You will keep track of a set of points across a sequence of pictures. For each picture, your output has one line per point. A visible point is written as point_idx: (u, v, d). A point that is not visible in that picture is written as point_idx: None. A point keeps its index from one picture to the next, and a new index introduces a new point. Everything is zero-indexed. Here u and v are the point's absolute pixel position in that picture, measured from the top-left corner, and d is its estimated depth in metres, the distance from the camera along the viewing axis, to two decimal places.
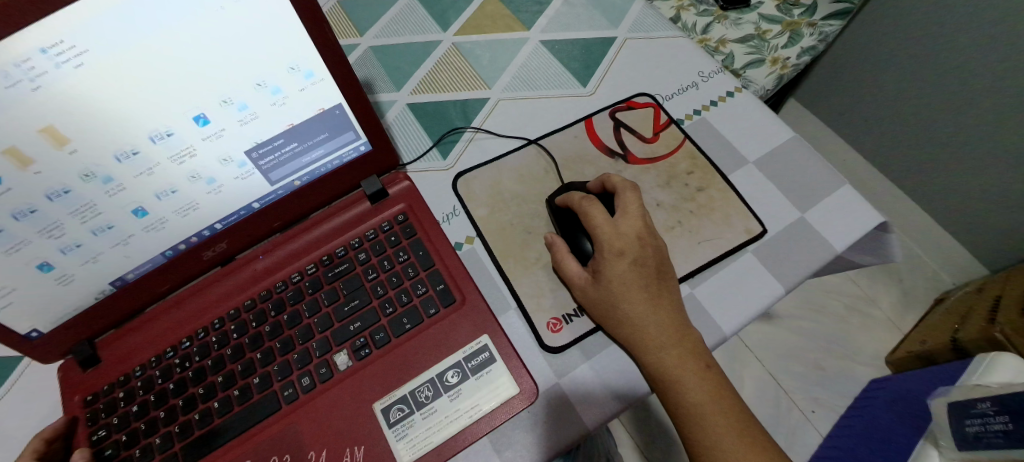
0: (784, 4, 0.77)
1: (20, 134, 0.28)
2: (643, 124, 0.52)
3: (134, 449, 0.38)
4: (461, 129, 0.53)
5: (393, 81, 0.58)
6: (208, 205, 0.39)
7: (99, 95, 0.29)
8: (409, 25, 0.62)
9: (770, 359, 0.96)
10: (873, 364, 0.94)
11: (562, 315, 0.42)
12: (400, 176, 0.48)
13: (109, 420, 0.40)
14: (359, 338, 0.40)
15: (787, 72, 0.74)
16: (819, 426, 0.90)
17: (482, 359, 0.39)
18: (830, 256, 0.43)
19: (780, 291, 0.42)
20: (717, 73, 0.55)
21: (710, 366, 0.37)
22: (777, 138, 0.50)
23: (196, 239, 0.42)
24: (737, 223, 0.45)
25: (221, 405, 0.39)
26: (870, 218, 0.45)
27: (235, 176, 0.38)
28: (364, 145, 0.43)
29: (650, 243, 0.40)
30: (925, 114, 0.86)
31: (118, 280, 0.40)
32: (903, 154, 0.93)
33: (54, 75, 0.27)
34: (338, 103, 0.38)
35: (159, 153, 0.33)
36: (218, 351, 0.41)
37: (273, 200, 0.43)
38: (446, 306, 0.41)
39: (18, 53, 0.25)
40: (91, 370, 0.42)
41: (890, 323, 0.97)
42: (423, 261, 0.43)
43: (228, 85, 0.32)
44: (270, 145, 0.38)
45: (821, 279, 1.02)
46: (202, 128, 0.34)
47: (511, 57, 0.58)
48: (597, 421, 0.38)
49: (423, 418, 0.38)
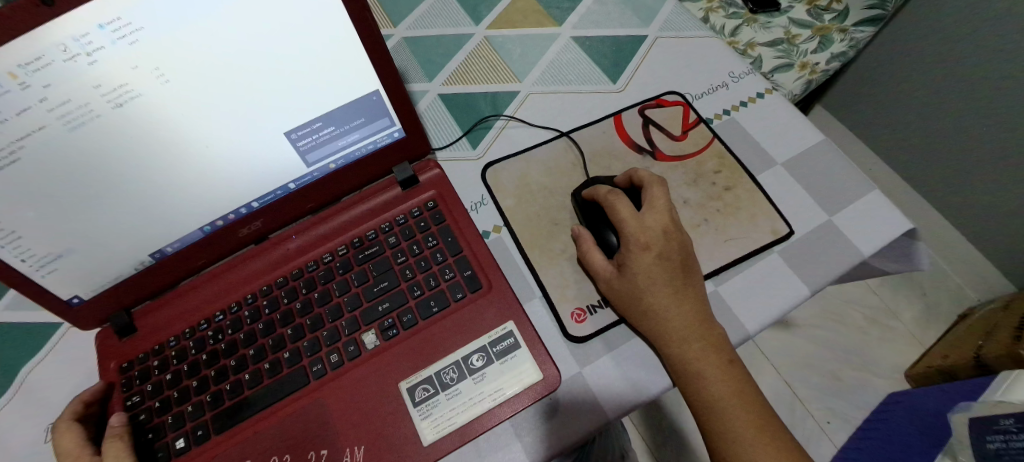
0: (816, 9, 0.77)
1: (77, 107, 0.30)
2: (672, 122, 0.52)
3: (166, 416, 0.40)
4: (493, 118, 0.54)
5: (424, 72, 0.59)
6: (247, 183, 0.41)
7: (153, 74, 0.30)
8: (443, 17, 0.63)
9: (785, 367, 0.95)
10: (892, 377, 0.92)
11: (586, 306, 0.43)
12: (431, 163, 0.49)
13: (143, 387, 0.41)
14: (388, 319, 0.41)
15: (816, 77, 0.73)
16: (835, 437, 0.89)
17: (507, 345, 0.40)
18: (857, 261, 0.43)
19: (805, 292, 0.42)
20: (747, 74, 0.55)
21: (733, 361, 0.37)
22: (806, 140, 0.50)
23: (234, 217, 0.43)
24: (764, 224, 0.45)
25: (251, 377, 0.41)
26: (900, 224, 0.45)
27: (274, 156, 0.40)
28: (398, 132, 0.44)
29: (676, 237, 0.40)
30: (958, 125, 0.84)
31: (158, 252, 0.42)
32: (930, 165, 0.92)
33: (110, 50, 0.28)
34: (376, 89, 0.39)
35: (207, 133, 0.35)
36: (250, 325, 0.43)
37: (308, 181, 0.44)
38: (473, 292, 0.42)
39: (77, 28, 0.27)
40: (127, 339, 0.44)
41: (911, 336, 0.96)
42: (451, 247, 0.44)
43: (273, 70, 0.34)
44: (309, 128, 0.39)
45: (842, 289, 1.01)
46: (245, 110, 0.35)
47: (542, 52, 0.59)
48: (619, 412, 0.39)
49: (448, 399, 0.39)
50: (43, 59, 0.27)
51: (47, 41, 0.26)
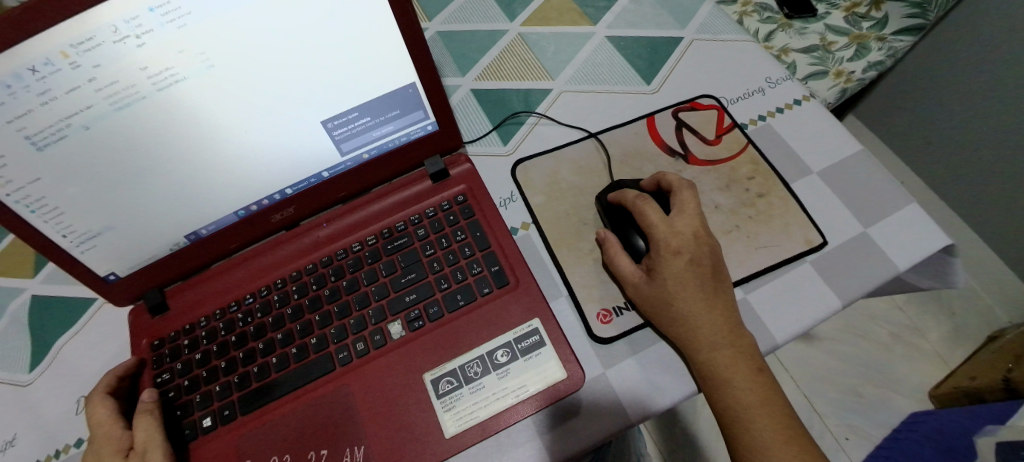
0: (853, 16, 0.75)
1: (122, 88, 0.30)
2: (706, 126, 0.51)
3: (195, 394, 0.41)
4: (524, 115, 0.54)
5: (458, 67, 0.59)
6: (281, 169, 0.41)
7: (197, 59, 0.31)
8: (477, 13, 0.63)
9: (804, 380, 0.94)
10: (914, 396, 0.90)
11: (612, 307, 0.43)
12: (462, 158, 0.49)
13: (173, 364, 0.42)
14: (414, 310, 0.42)
15: (851, 86, 0.72)
16: (852, 454, 0.87)
17: (532, 342, 0.40)
18: (893, 275, 0.42)
19: (838, 304, 0.42)
20: (785, 80, 0.54)
21: (762, 370, 0.37)
22: (843, 150, 0.49)
23: (267, 203, 0.44)
24: (798, 233, 0.45)
25: (278, 361, 0.41)
26: (939, 239, 0.43)
27: (310, 144, 0.40)
28: (431, 125, 0.44)
29: (707, 242, 0.40)
30: (995, 142, 0.81)
31: (193, 234, 0.43)
32: (965, 181, 0.89)
33: (158, 33, 0.29)
34: (412, 81, 0.39)
35: (245, 118, 0.35)
36: (278, 309, 0.43)
37: (341, 171, 0.45)
38: (499, 287, 0.42)
39: (129, 11, 0.27)
40: (159, 317, 0.45)
41: (936, 355, 0.93)
42: (480, 242, 0.44)
43: (312, 60, 0.34)
44: (345, 118, 0.40)
45: (866, 304, 0.99)
46: (284, 97, 0.35)
47: (575, 50, 0.59)
48: (641, 415, 0.39)
49: (471, 393, 0.39)
50: (94, 40, 0.28)
51: (99, 23, 0.27)
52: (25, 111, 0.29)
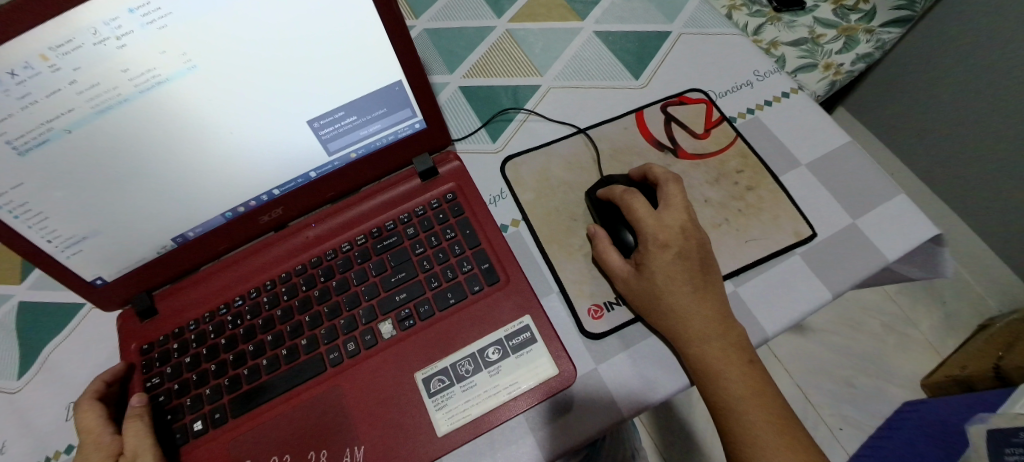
0: (842, 8, 0.75)
1: (104, 90, 0.30)
2: (695, 120, 0.51)
3: (185, 398, 0.41)
4: (513, 111, 0.54)
5: (446, 64, 0.59)
6: (268, 170, 0.41)
7: (180, 59, 0.30)
8: (465, 9, 0.63)
9: (798, 371, 0.94)
10: (906, 385, 0.91)
11: (603, 302, 0.43)
12: (451, 156, 0.49)
13: (163, 369, 0.42)
14: (405, 309, 0.42)
15: (841, 78, 0.72)
16: (846, 445, 0.87)
17: (523, 339, 0.40)
18: (882, 265, 0.43)
19: (827, 295, 0.42)
20: (773, 73, 0.54)
21: (752, 362, 0.37)
22: (831, 142, 0.49)
23: (255, 204, 0.43)
24: (786, 225, 0.45)
25: (269, 363, 0.41)
26: (927, 229, 0.44)
27: (297, 144, 0.40)
28: (419, 123, 0.44)
29: (695, 235, 0.40)
30: (982, 132, 0.82)
31: (180, 237, 0.43)
32: (954, 172, 0.90)
33: (139, 34, 0.28)
34: (399, 79, 0.39)
35: (230, 119, 0.35)
36: (268, 311, 0.43)
37: (329, 171, 0.44)
38: (490, 285, 0.42)
39: (108, 12, 0.27)
40: (148, 321, 0.45)
41: (928, 345, 0.94)
42: (469, 239, 0.44)
43: (297, 59, 0.34)
44: (331, 117, 0.39)
45: (859, 295, 0.99)
46: (268, 98, 0.35)
47: (564, 46, 0.58)
48: (633, 410, 0.39)
49: (463, 391, 0.39)
50: (74, 42, 0.27)
51: (78, 25, 0.27)
52: (7, 115, 0.28)
